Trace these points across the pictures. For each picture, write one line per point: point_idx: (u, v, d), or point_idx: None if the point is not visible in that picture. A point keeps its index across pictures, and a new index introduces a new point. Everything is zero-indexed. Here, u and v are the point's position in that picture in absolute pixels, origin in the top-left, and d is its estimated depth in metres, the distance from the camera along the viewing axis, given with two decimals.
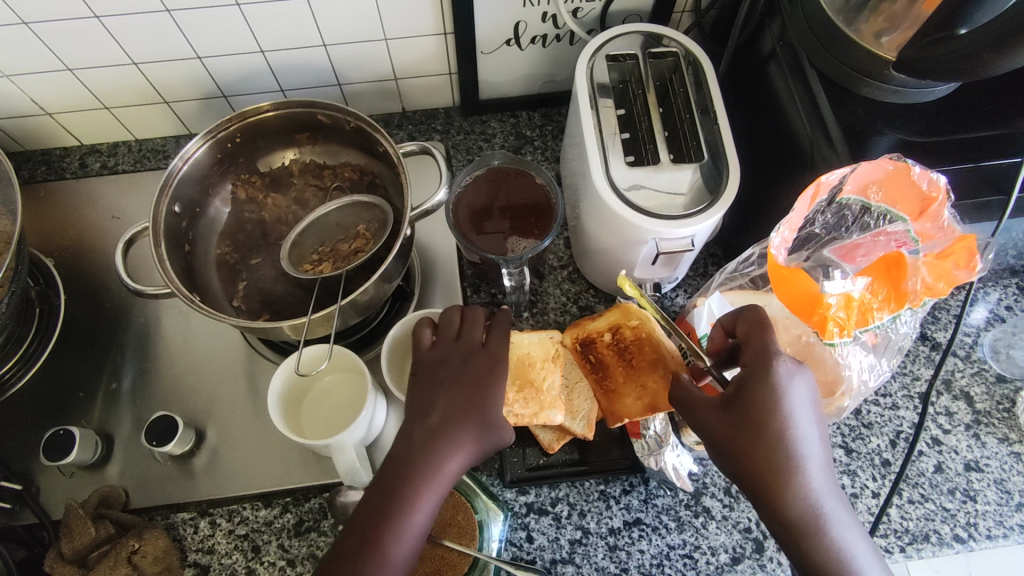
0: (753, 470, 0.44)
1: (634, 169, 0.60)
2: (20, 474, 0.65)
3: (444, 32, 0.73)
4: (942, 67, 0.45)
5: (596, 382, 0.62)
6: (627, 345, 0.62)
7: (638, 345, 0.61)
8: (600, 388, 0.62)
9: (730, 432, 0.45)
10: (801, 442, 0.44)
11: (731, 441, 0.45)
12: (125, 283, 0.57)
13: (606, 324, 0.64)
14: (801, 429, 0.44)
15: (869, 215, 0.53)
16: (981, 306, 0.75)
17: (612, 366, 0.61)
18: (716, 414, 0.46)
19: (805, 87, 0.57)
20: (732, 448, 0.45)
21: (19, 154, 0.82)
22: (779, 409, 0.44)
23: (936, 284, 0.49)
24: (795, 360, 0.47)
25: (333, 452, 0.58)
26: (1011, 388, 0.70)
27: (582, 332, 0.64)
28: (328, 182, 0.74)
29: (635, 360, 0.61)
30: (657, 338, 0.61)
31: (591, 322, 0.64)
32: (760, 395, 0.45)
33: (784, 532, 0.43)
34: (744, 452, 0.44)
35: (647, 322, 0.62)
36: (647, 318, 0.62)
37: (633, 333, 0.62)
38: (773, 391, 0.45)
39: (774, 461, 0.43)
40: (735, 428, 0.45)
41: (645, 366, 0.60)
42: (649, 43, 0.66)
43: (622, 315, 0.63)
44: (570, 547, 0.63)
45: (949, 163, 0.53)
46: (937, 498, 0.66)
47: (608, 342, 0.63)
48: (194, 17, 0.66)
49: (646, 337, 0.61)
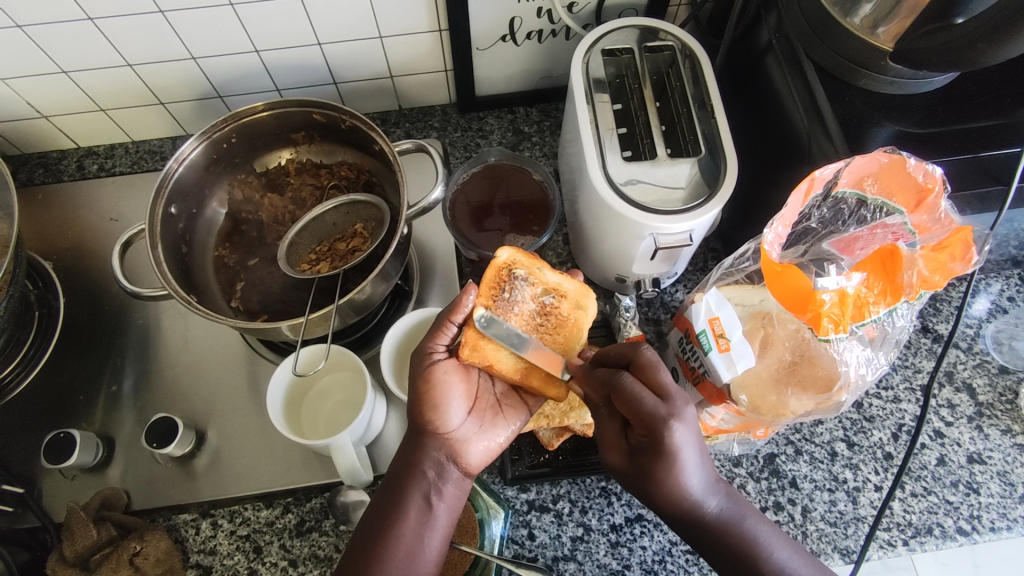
0: (661, 509, 0.48)
1: (631, 164, 0.59)
2: (22, 477, 0.65)
3: (438, 30, 0.72)
4: (938, 58, 0.44)
5: (491, 307, 0.58)
6: (551, 310, 0.60)
7: (562, 320, 0.60)
8: (489, 314, 0.58)
9: (632, 480, 0.48)
10: (706, 478, 0.47)
11: (637, 489, 0.48)
12: (122, 285, 0.57)
13: (558, 283, 0.61)
14: (690, 464, 0.46)
15: (867, 208, 0.52)
16: (982, 297, 0.74)
17: (522, 311, 0.59)
18: (621, 462, 0.49)
19: (802, 80, 0.57)
20: (640, 492, 0.48)
21: (16, 158, 0.82)
22: (683, 464, 0.46)
23: (932, 277, 0.47)
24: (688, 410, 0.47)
25: (333, 451, 0.57)
26: (1014, 379, 0.70)
27: (531, 269, 0.60)
28: (324, 181, 0.73)
29: (545, 326, 0.59)
30: (580, 330, 0.59)
31: (545, 272, 0.61)
32: (657, 458, 0.46)
33: (702, 544, 0.47)
34: (651, 502, 0.48)
35: (583, 315, 0.60)
36: (589, 310, 0.61)
37: (566, 308, 0.60)
38: (663, 445, 0.45)
39: (680, 503, 0.47)
40: (641, 483, 0.47)
41: (547, 341, 0.59)
42: (646, 37, 0.66)
43: (576, 290, 0.62)
44: (572, 544, 0.63)
45: (948, 153, 0.52)
46: (939, 490, 0.65)
47: (538, 295, 0.60)
48: (187, 18, 0.66)
49: (572, 323, 0.60)
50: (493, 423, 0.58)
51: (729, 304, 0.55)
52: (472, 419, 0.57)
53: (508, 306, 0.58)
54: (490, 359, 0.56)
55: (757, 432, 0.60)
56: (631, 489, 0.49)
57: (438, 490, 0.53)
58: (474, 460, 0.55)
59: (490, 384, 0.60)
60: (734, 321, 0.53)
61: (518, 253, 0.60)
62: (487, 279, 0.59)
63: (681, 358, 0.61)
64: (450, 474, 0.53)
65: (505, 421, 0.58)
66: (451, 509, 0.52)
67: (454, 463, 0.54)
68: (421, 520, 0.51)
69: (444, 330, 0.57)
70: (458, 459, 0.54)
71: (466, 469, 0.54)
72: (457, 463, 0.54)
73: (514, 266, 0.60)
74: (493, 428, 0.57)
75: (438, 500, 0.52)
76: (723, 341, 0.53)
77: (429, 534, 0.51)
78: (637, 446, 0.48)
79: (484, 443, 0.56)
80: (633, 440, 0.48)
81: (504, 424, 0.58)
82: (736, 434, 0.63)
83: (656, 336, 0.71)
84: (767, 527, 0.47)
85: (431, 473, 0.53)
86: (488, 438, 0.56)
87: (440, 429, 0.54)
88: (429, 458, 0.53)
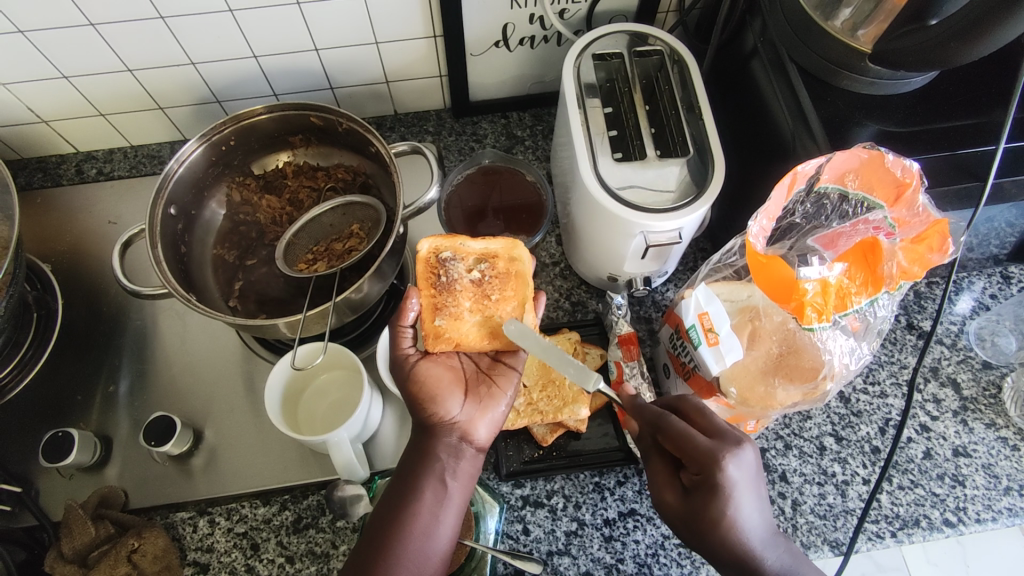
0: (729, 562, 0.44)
1: (622, 165, 0.61)
2: (20, 477, 0.66)
3: (433, 36, 0.74)
4: (914, 58, 0.46)
5: (434, 294, 0.59)
6: (489, 274, 0.60)
7: (503, 278, 0.60)
8: (436, 301, 0.59)
9: (693, 528, 0.46)
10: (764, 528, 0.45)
11: (695, 534, 0.45)
12: (121, 283, 0.58)
13: (481, 250, 0.62)
14: (742, 498, 0.44)
15: (848, 204, 0.54)
16: (965, 295, 0.76)
17: (462, 285, 0.60)
18: (678, 505, 0.47)
19: (786, 83, 0.58)
20: (697, 537, 0.45)
21: (16, 162, 0.83)
22: (734, 499, 0.44)
23: (911, 268, 0.49)
24: (743, 447, 0.46)
25: (331, 448, 0.58)
26: (997, 374, 0.71)
27: (453, 247, 0.61)
28: (322, 183, 0.75)
29: (490, 287, 0.60)
30: (524, 279, 0.60)
31: (468, 243, 0.62)
32: (723, 502, 0.44)
33: None
34: (709, 551, 0.45)
35: (521, 264, 0.61)
36: (523, 259, 0.61)
37: (503, 267, 0.61)
38: (717, 486, 0.44)
39: (745, 554, 0.44)
40: (695, 522, 0.45)
41: (499, 299, 0.59)
42: (635, 42, 0.67)
43: (503, 247, 0.62)
44: (566, 538, 0.64)
45: (927, 150, 0.54)
46: (926, 483, 0.67)
47: (471, 266, 0.61)
48: (188, 23, 0.67)
49: (514, 276, 0.60)
50: (490, 396, 0.58)
51: (718, 298, 0.56)
52: (470, 401, 0.57)
53: (449, 287, 0.59)
54: (454, 339, 0.58)
55: (746, 425, 0.62)
56: (687, 535, 0.46)
57: (452, 469, 0.53)
58: (482, 435, 0.56)
59: (473, 361, 0.61)
60: (722, 316, 0.55)
61: (437, 239, 0.61)
62: (419, 276, 0.60)
63: (673, 354, 0.63)
64: (464, 452, 0.54)
65: (499, 392, 0.58)
66: (465, 485, 0.53)
67: (466, 443, 0.54)
68: (436, 500, 0.51)
69: (402, 335, 0.58)
70: (468, 437, 0.55)
71: (477, 445, 0.55)
72: (470, 442, 0.55)
73: (438, 252, 0.61)
74: (491, 402, 0.57)
75: (453, 481, 0.52)
76: (712, 335, 0.54)
77: (444, 514, 0.51)
78: (691, 486, 0.47)
79: (489, 418, 0.56)
80: (687, 481, 0.47)
81: (500, 394, 0.58)
82: None
83: (647, 334, 0.73)
84: None
85: (444, 457, 0.53)
86: (490, 413, 0.57)
87: (441, 417, 0.54)
88: (443, 444, 0.54)
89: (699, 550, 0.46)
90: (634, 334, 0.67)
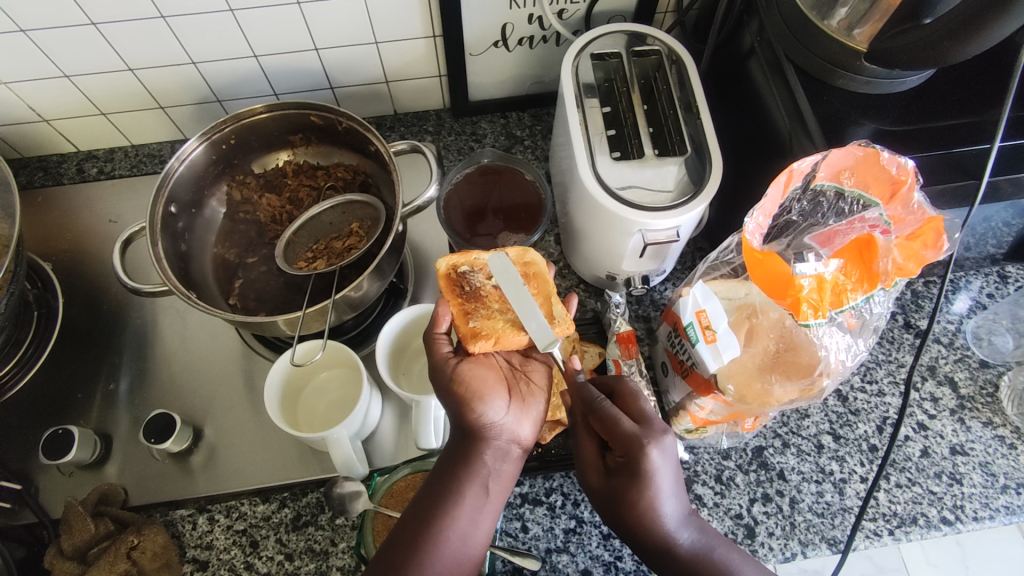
0: (643, 537, 0.48)
1: (620, 164, 0.61)
2: (20, 474, 0.66)
3: (433, 35, 0.74)
4: (908, 56, 0.47)
5: (464, 305, 0.60)
6: None
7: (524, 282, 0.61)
8: (467, 310, 0.60)
9: (611, 506, 0.49)
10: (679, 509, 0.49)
11: (614, 513, 0.49)
12: (121, 281, 0.58)
13: (498, 258, 0.62)
14: (660, 481, 0.48)
15: (844, 201, 0.54)
16: (963, 294, 0.76)
17: (489, 292, 0.60)
18: (601, 485, 0.51)
19: (783, 82, 0.59)
20: (615, 515, 0.49)
21: (17, 161, 0.83)
22: (654, 483, 0.47)
23: (906, 265, 0.49)
24: (665, 434, 0.49)
25: (330, 445, 0.58)
26: (994, 373, 0.72)
27: (470, 260, 0.62)
28: (322, 182, 0.75)
29: None
30: (544, 278, 0.61)
31: (482, 253, 0.63)
32: (642, 485, 0.47)
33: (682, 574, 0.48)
34: (625, 528, 0.49)
35: (538, 266, 0.62)
36: (538, 261, 0.62)
37: (521, 270, 0.61)
38: (639, 471, 0.47)
39: (658, 531, 0.48)
40: (615, 502, 0.49)
41: None
42: (633, 42, 0.68)
43: (515, 255, 0.62)
44: (564, 536, 0.64)
45: (922, 149, 0.54)
46: (923, 481, 0.67)
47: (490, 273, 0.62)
48: (189, 23, 0.67)
49: (534, 276, 0.61)
50: (528, 395, 0.59)
51: (715, 296, 0.56)
52: (514, 402, 0.57)
53: (477, 296, 0.60)
54: (494, 337, 0.57)
55: (744, 423, 0.63)
56: (606, 512, 0.50)
57: (496, 474, 0.53)
58: (527, 434, 0.57)
59: (507, 361, 0.62)
60: (721, 313, 0.55)
61: (452, 255, 0.63)
62: (444, 291, 0.61)
63: (671, 352, 0.63)
64: (509, 455, 0.54)
65: (537, 389, 0.60)
66: (506, 489, 0.53)
67: (512, 447, 0.55)
68: (477, 504, 0.51)
69: (438, 341, 0.58)
70: (515, 439, 0.56)
71: (523, 445, 0.56)
72: (516, 444, 0.55)
73: (457, 267, 0.62)
74: (531, 403, 0.58)
75: (495, 485, 0.52)
76: (709, 332, 0.54)
77: (481, 517, 0.51)
78: (615, 468, 0.50)
79: (531, 417, 0.58)
80: (610, 462, 0.51)
81: (538, 393, 0.60)
82: (725, 426, 0.65)
83: (646, 332, 0.73)
84: (738, 561, 0.48)
85: (489, 461, 0.53)
86: (533, 413, 0.58)
87: (490, 421, 0.54)
88: (491, 448, 0.54)
89: (615, 526, 0.50)
90: (632, 332, 0.67)
